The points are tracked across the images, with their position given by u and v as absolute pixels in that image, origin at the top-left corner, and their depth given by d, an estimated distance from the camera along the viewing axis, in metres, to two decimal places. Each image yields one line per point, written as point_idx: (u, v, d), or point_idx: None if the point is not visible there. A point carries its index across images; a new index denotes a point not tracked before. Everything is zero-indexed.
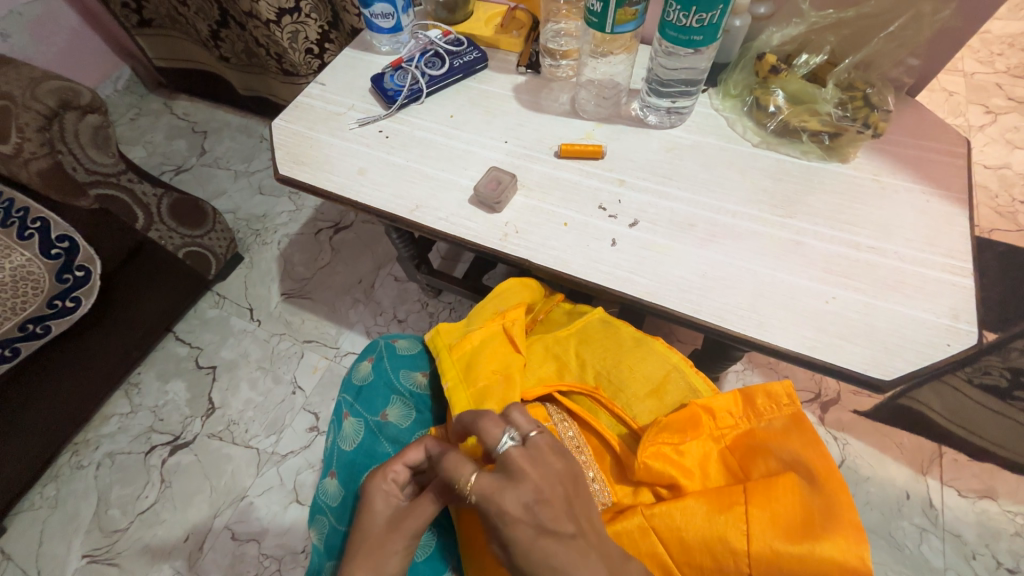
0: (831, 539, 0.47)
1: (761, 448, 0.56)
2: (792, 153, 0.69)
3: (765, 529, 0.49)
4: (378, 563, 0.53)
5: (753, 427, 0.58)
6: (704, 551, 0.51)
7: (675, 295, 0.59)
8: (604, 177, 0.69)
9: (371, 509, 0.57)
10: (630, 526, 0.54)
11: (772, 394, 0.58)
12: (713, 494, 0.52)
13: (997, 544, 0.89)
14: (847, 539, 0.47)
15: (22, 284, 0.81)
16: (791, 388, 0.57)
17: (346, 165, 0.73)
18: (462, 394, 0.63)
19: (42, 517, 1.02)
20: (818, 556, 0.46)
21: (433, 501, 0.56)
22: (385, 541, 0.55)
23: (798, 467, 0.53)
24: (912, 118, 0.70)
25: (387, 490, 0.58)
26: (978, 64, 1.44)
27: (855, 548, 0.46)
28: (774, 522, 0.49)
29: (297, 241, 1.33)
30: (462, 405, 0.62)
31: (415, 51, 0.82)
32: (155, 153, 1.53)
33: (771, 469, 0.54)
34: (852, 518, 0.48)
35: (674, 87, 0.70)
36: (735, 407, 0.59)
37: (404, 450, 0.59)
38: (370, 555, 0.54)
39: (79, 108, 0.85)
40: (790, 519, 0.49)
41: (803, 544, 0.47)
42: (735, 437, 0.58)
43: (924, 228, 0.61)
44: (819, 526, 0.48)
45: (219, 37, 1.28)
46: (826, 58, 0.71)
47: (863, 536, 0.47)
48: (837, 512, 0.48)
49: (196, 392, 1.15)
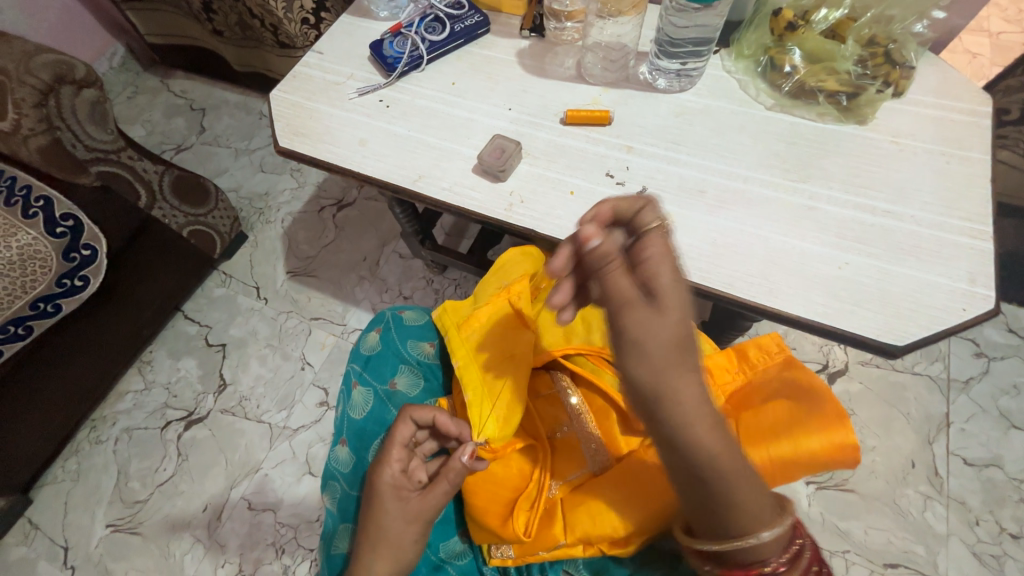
0: (815, 432, 0.46)
1: (756, 390, 0.57)
2: (807, 115, 0.66)
3: (757, 441, 0.49)
4: (398, 547, 0.56)
5: (749, 379, 0.59)
6: None
7: (684, 263, 0.58)
8: (611, 143, 0.67)
9: (382, 505, 0.57)
10: (636, 465, 0.55)
11: (762, 345, 0.60)
12: None
13: (1001, 510, 0.90)
14: (827, 424, 0.47)
15: (30, 263, 0.82)
16: (780, 338, 0.60)
17: (347, 136, 0.71)
18: (473, 372, 0.63)
19: (65, 489, 1.06)
20: (803, 448, 0.46)
21: (443, 478, 0.58)
22: (404, 531, 0.56)
23: (787, 388, 0.53)
24: (935, 76, 0.67)
25: (396, 483, 0.58)
26: (1005, 23, 1.36)
27: (840, 430, 0.46)
28: (763, 433, 0.49)
29: (300, 219, 1.32)
30: (474, 385, 0.62)
31: (414, 16, 0.79)
32: (154, 132, 1.51)
33: (764, 400, 0.54)
34: (833, 404, 0.48)
35: (684, 47, 0.67)
36: (729, 363, 0.60)
37: (394, 432, 0.61)
38: (391, 545, 0.56)
39: (74, 83, 0.84)
40: (777, 424, 0.49)
41: (787, 442, 0.47)
42: (733, 390, 0.59)
43: (943, 191, 0.59)
44: (801, 419, 0.48)
45: (213, 8, 1.25)
46: (846, 13, 0.67)
47: (846, 420, 0.46)
48: (817, 404, 0.48)
49: (208, 369, 1.16)
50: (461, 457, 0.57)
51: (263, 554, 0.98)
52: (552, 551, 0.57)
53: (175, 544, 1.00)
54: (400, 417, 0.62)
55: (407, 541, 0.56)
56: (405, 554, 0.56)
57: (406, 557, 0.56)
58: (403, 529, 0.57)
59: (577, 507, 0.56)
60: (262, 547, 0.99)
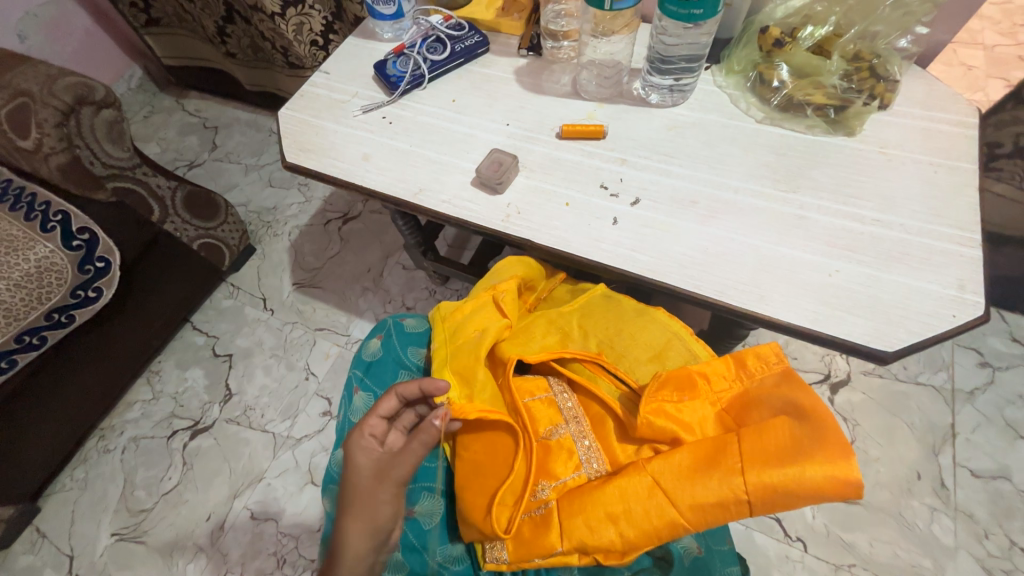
0: (814, 461, 0.48)
1: (756, 402, 0.57)
2: (797, 127, 0.68)
3: (758, 465, 0.50)
4: (369, 508, 0.55)
5: (747, 387, 0.59)
6: (716, 503, 0.51)
7: (676, 271, 0.59)
8: (605, 156, 0.69)
9: (355, 464, 0.59)
10: (631, 481, 0.55)
11: (761, 355, 0.59)
12: (704, 448, 0.54)
13: (1010, 523, 0.88)
14: (834, 457, 0.48)
15: (46, 275, 0.85)
16: (778, 348, 0.58)
17: (351, 151, 0.74)
18: (445, 352, 0.66)
19: (73, 497, 1.07)
20: (805, 477, 0.48)
21: (416, 443, 0.59)
22: (374, 491, 0.56)
23: (790, 410, 0.54)
24: (922, 89, 0.69)
25: (366, 445, 0.60)
26: (999, 36, 1.38)
27: (842, 463, 0.48)
28: (762, 454, 0.50)
29: (307, 232, 1.36)
30: (443, 357, 0.66)
31: (416, 37, 0.82)
32: (168, 150, 1.56)
33: (764, 417, 0.55)
34: (839, 437, 0.49)
35: (676, 64, 0.70)
36: (727, 371, 0.60)
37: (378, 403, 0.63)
38: (364, 506, 0.55)
39: (93, 104, 0.88)
40: (776, 447, 0.50)
41: (787, 468, 0.49)
42: (730, 398, 0.59)
43: (931, 200, 0.60)
44: (806, 449, 0.49)
45: (226, 32, 1.30)
46: (831, 29, 0.69)
47: (850, 452, 0.48)
48: (823, 434, 0.49)
49: (214, 379, 1.18)
50: (434, 419, 0.59)
51: (264, 564, 0.98)
52: (546, 558, 0.57)
53: (178, 553, 1.01)
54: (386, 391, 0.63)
55: (375, 499, 0.56)
56: (379, 517, 0.55)
57: (376, 519, 0.55)
58: (372, 487, 0.57)
59: (572, 514, 0.56)
60: (264, 557, 0.99)
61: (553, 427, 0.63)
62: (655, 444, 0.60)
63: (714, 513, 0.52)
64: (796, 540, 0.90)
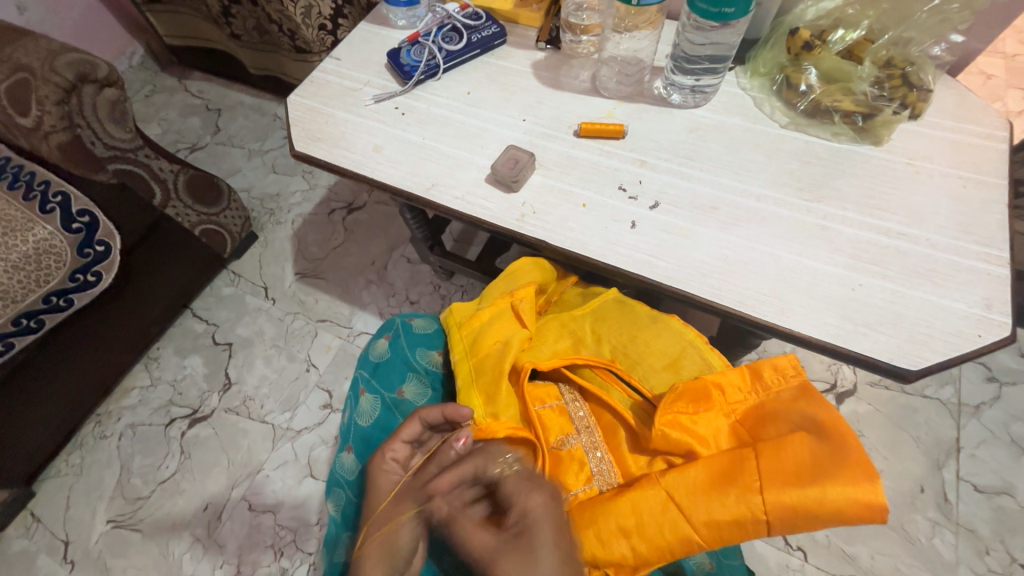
0: (837, 482, 0.48)
1: (772, 416, 0.56)
2: (822, 135, 0.66)
3: (777, 484, 0.49)
4: (388, 530, 0.57)
5: (763, 400, 0.58)
6: (732, 521, 0.51)
7: (695, 279, 0.58)
8: (624, 157, 0.67)
9: (376, 484, 0.63)
10: (644, 496, 0.54)
11: (778, 367, 0.58)
12: (720, 464, 0.53)
13: (1012, 540, 0.88)
14: (856, 478, 0.47)
15: (45, 258, 0.83)
16: (797, 361, 0.57)
17: (361, 142, 0.72)
18: (466, 367, 0.65)
19: (68, 483, 1.06)
20: (827, 499, 0.48)
21: (435, 466, 0.59)
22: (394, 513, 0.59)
23: (809, 427, 0.53)
24: (952, 100, 0.67)
25: (388, 468, 0.63)
26: (1021, 45, 1.35)
27: (866, 486, 0.47)
28: (781, 472, 0.50)
29: (310, 221, 1.33)
30: (465, 373, 0.65)
31: (431, 26, 0.80)
32: (170, 131, 1.53)
33: (782, 433, 0.54)
34: (862, 458, 0.48)
35: (701, 63, 0.68)
36: (744, 383, 0.59)
37: (400, 428, 0.65)
38: (381, 526, 0.58)
39: (95, 82, 0.85)
40: (797, 466, 0.50)
41: (809, 488, 0.48)
42: (745, 411, 0.59)
43: (957, 214, 0.59)
44: (827, 469, 0.49)
45: (232, 13, 1.27)
46: (863, 34, 0.67)
47: (874, 474, 0.47)
48: (845, 454, 0.49)
49: (213, 367, 1.17)
50: (456, 443, 0.61)
51: (262, 556, 0.98)
52: None
53: (174, 542, 1.00)
54: (409, 416, 0.65)
55: (394, 524, 0.57)
56: (395, 543, 0.56)
57: (391, 548, 0.56)
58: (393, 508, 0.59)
59: (582, 527, 0.56)
60: (261, 549, 0.98)
61: (564, 436, 0.63)
62: (668, 456, 0.59)
63: (730, 531, 0.51)
64: (796, 550, 0.90)
